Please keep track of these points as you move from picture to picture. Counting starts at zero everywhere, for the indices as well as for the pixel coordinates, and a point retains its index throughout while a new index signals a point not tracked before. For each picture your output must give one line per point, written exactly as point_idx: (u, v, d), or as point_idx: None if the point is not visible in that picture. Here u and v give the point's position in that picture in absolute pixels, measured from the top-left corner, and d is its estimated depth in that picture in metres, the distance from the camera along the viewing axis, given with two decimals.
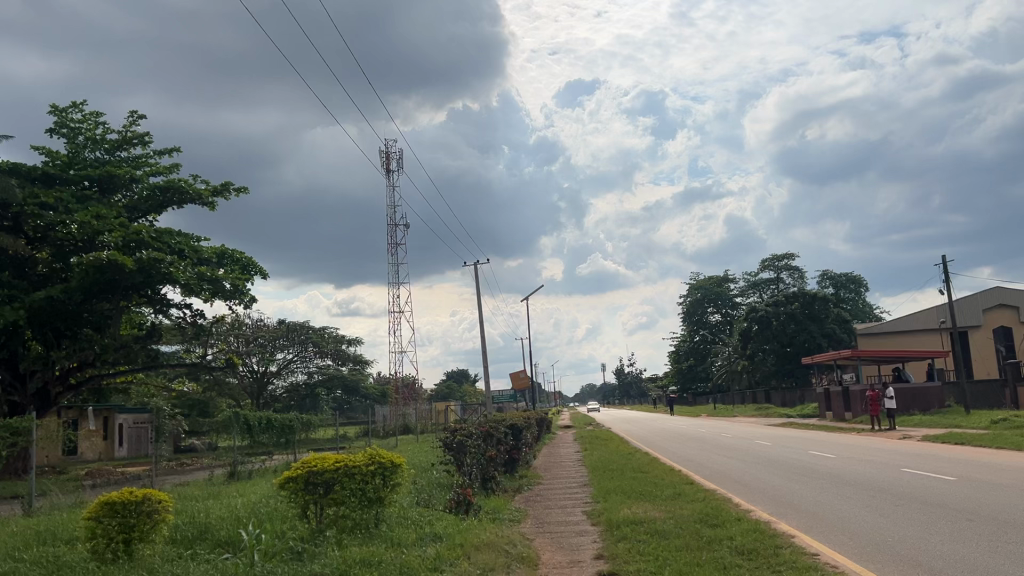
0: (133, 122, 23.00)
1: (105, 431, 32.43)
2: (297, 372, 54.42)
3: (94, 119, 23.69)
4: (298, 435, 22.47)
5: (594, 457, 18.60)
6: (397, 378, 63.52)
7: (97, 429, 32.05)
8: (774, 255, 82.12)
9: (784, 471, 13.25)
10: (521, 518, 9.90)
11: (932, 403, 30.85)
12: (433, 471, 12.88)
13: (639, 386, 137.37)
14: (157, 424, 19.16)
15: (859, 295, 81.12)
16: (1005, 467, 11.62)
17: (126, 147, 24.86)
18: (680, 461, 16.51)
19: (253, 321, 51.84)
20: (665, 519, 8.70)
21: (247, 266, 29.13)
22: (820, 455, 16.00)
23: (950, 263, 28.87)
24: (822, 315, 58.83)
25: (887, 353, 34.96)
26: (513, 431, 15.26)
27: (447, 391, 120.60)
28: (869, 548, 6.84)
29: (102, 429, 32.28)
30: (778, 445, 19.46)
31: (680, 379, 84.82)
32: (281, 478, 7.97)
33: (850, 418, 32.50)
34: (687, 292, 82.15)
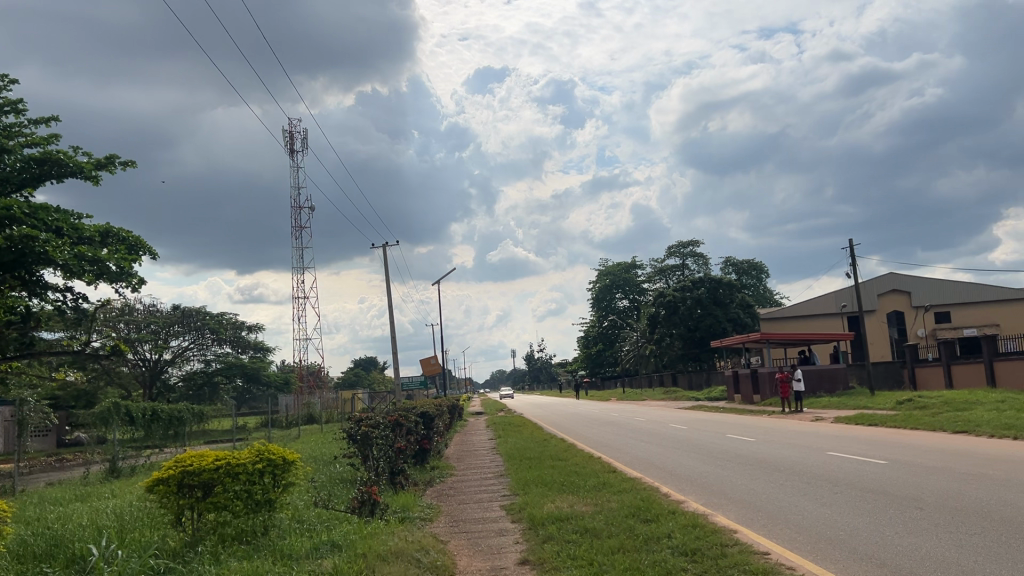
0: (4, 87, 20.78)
1: None
2: (194, 360, 51.96)
3: None
4: (190, 427, 20.73)
5: (509, 445, 17.79)
6: (302, 365, 61.39)
7: None
8: (680, 242, 83.39)
9: (708, 457, 12.71)
10: (432, 518, 8.90)
11: (838, 384, 31.38)
12: (335, 465, 11.76)
13: (549, 372, 138.11)
14: (23, 418, 17.25)
15: (762, 281, 83.32)
16: (932, 449, 11.33)
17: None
18: (599, 448, 15.85)
19: (144, 306, 48.67)
20: (593, 514, 7.89)
21: (136, 246, 27.09)
22: (740, 439, 15.62)
23: (855, 247, 29.36)
24: (728, 300, 59.94)
25: (794, 336, 35.51)
26: (425, 419, 14.24)
27: (355, 378, 118.63)
28: (821, 544, 6.16)
29: None
30: (696, 429, 19.05)
31: (589, 364, 85.34)
32: (148, 480, 6.72)
33: (758, 400, 32.81)
34: (596, 277, 82.62)
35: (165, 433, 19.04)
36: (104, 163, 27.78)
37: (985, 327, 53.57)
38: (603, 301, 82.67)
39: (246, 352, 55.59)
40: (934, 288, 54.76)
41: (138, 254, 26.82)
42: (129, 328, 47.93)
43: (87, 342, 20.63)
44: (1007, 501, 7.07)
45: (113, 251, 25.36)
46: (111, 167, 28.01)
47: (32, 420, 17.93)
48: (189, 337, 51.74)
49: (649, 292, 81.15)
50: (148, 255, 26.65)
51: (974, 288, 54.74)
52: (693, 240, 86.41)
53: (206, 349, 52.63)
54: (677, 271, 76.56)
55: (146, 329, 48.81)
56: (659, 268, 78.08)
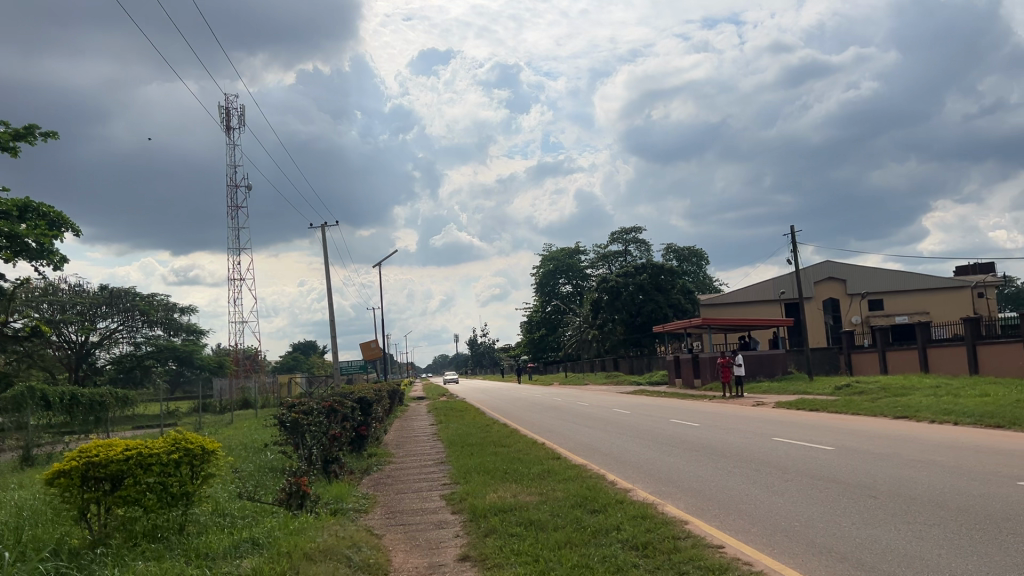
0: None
1: None
2: (122, 342, 50.18)
3: None
4: (113, 413, 19.74)
5: (449, 431, 17.34)
6: (238, 349, 59.83)
7: None
8: (623, 228, 83.81)
9: (653, 443, 12.46)
10: (367, 509, 8.40)
11: (777, 369, 31.76)
12: (265, 454, 11.14)
13: (492, 357, 137.99)
14: None
15: (702, 268, 84.37)
16: (876, 435, 11.26)
17: None
18: (542, 433, 15.51)
19: (70, 286, 46.65)
20: (537, 504, 7.51)
21: (58, 222, 25.75)
22: (685, 424, 15.46)
23: (796, 233, 29.66)
24: (668, 286, 60.45)
25: (734, 322, 35.81)
26: (362, 405, 13.68)
27: (294, 362, 116.69)
28: (777, 536, 5.87)
29: None
30: (639, 414, 18.88)
31: (531, 349, 85.36)
32: (47, 473, 6.04)
33: (699, 385, 33.02)
34: (540, 262, 82.51)
35: (86, 419, 18.03)
36: (22, 134, 26.32)
37: (916, 313, 55.08)
38: (546, 286, 82.67)
39: (179, 335, 54.02)
40: (868, 276, 56.08)
41: (59, 230, 25.51)
42: (53, 309, 45.85)
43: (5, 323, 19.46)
44: (960, 488, 6.89)
45: (32, 228, 23.96)
46: (31, 137, 26.57)
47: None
48: (118, 319, 49.89)
49: (592, 278, 81.43)
50: (71, 232, 25.37)
51: (906, 276, 56.22)
52: (636, 227, 86.95)
53: (136, 331, 50.90)
54: (619, 257, 76.93)
55: (72, 311, 46.76)
56: (602, 254, 78.38)
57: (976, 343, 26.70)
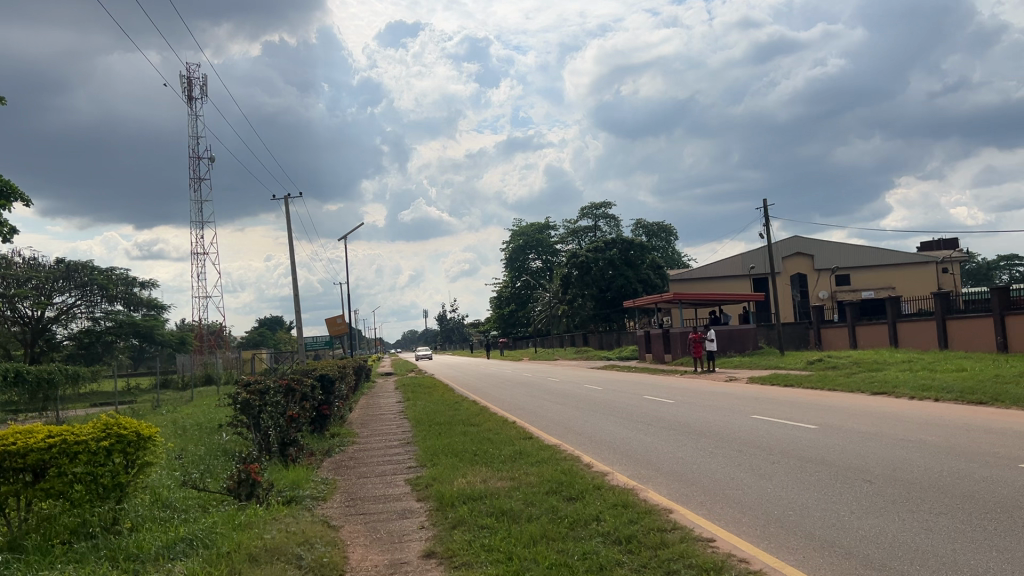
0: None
1: None
2: (80, 318, 48.72)
3: None
4: (62, 392, 18.77)
5: (416, 409, 16.74)
6: (201, 324, 58.50)
7: None
8: (592, 203, 83.31)
9: (629, 421, 11.98)
10: (325, 497, 7.80)
11: (747, 344, 31.58)
12: (220, 436, 10.47)
13: (461, 333, 137.39)
14: None
15: (671, 243, 84.32)
16: (859, 413, 10.89)
17: None
18: (512, 411, 14.99)
19: (24, 259, 45.05)
20: (509, 490, 6.96)
21: (5, 190, 24.48)
22: (659, 401, 15.02)
23: (768, 208, 29.38)
24: (638, 262, 60.17)
25: (705, 297, 35.55)
26: (323, 383, 13.02)
27: (260, 338, 115.32)
28: (772, 529, 5.37)
29: None
30: (612, 390, 18.42)
31: (500, 325, 84.82)
32: None
33: (669, 360, 32.76)
34: (509, 238, 81.81)
35: (33, 398, 17.07)
36: None
37: (882, 289, 55.49)
38: (516, 261, 82.07)
39: (139, 310, 52.69)
40: (836, 251, 56.28)
41: (6, 200, 24.29)
42: (7, 283, 44.21)
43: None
44: (959, 472, 6.48)
45: None
46: None
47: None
48: (75, 293, 48.38)
49: (561, 253, 80.98)
50: (20, 202, 24.16)
51: (872, 252, 56.51)
52: (605, 202, 86.56)
53: (95, 306, 49.44)
54: (589, 232, 76.55)
55: (26, 285, 45.14)
56: (572, 229, 77.94)
57: (946, 318, 26.64)
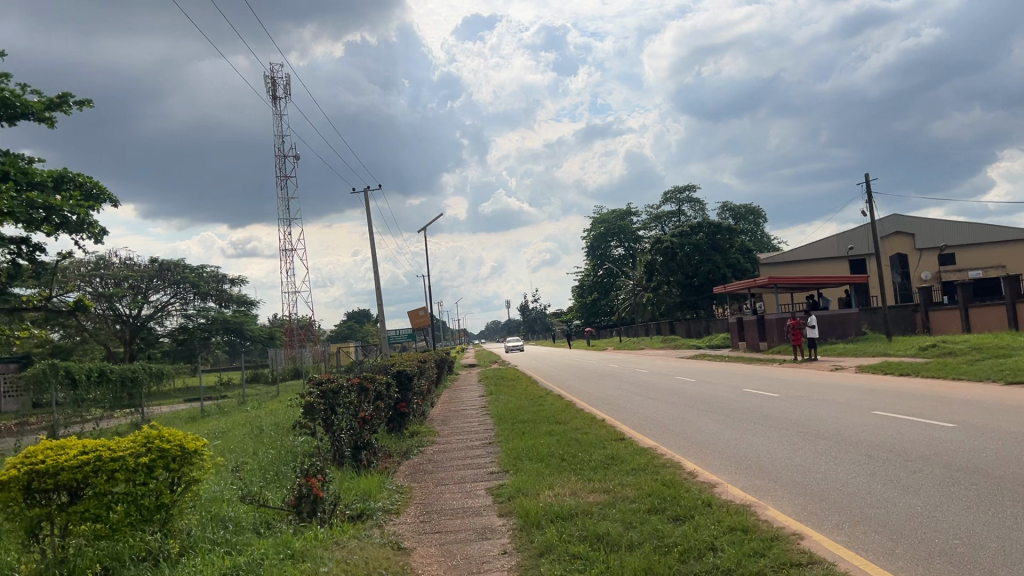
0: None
1: None
2: (175, 315, 50.08)
3: None
4: (148, 390, 18.81)
5: (499, 403, 15.95)
6: (290, 319, 59.53)
7: None
8: (676, 187, 81.10)
9: (731, 419, 10.92)
10: (397, 510, 7.06)
11: (849, 330, 29.71)
12: (293, 439, 9.90)
13: (544, 322, 136.66)
14: None
15: (759, 226, 81.44)
16: (1000, 407, 9.55)
17: None
18: (600, 406, 14.06)
19: (121, 259, 46.51)
20: (604, 507, 6.06)
21: (94, 192, 24.85)
22: (760, 395, 13.81)
23: (871, 184, 27.48)
24: (726, 246, 58.08)
25: (802, 281, 33.67)
26: (400, 379, 12.37)
27: (348, 331, 117.54)
28: (935, 566, 4.31)
29: None
30: (706, 382, 17.29)
31: (583, 314, 83.58)
32: None
33: (765, 347, 31.13)
34: (590, 226, 81.13)
35: (120, 396, 17.12)
36: (58, 103, 25.54)
37: (991, 268, 51.89)
38: (597, 250, 80.91)
39: (230, 307, 53.89)
40: (939, 229, 52.98)
41: (95, 200, 24.64)
42: (106, 283, 45.76)
43: (44, 299, 18.66)
44: None
45: (67, 197, 22.92)
46: (65, 106, 25.70)
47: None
48: (169, 291, 49.69)
49: (644, 239, 79.19)
50: (108, 202, 24.49)
51: (979, 229, 52.94)
52: (689, 185, 84.25)
53: (188, 303, 50.71)
54: (674, 217, 74.63)
55: (123, 284, 46.54)
56: (655, 214, 76.15)
57: None
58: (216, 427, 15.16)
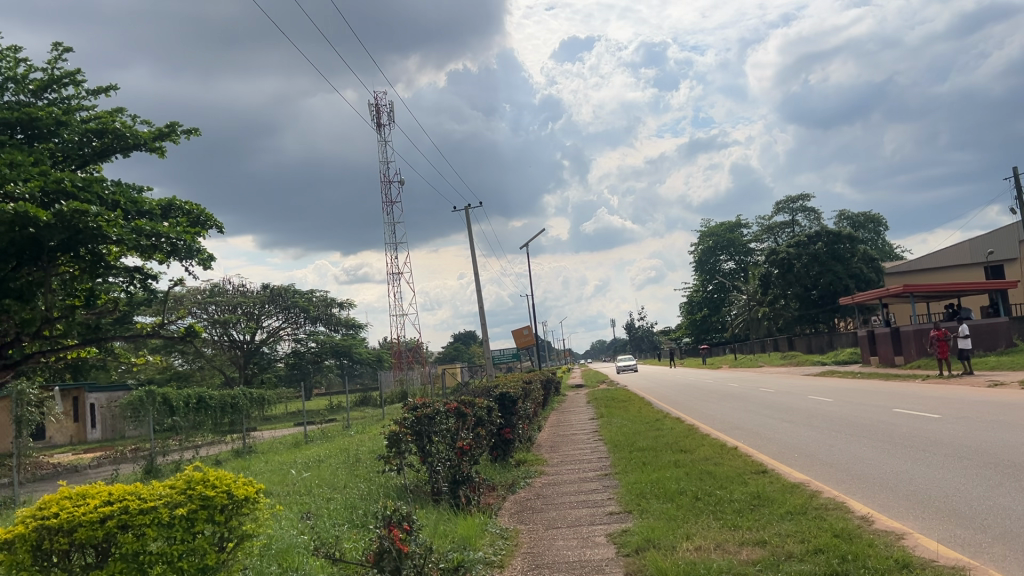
0: (58, 55, 20.58)
1: (75, 413, 31.31)
2: (286, 339, 50.86)
3: (13, 53, 20.49)
4: (249, 416, 18.35)
5: (611, 428, 14.56)
6: (397, 341, 59.74)
7: (67, 411, 30.94)
8: (788, 197, 77.52)
9: (892, 446, 9.26)
10: (500, 562, 5.87)
11: (999, 341, 26.71)
12: (389, 477, 8.81)
13: (651, 340, 133.31)
14: (22, 413, 14.71)
15: (880, 234, 76.90)
16: None
17: (53, 87, 22.28)
18: (728, 431, 12.49)
19: (234, 286, 47.70)
20: (762, 569, 4.70)
21: (201, 219, 25.13)
22: (913, 416, 11.98)
23: (1020, 178, 24.74)
24: (848, 255, 54.60)
25: (939, 288, 30.75)
26: (504, 404, 11.24)
27: (456, 352, 118.33)
28: None
29: (71, 411, 31.17)
30: (845, 402, 15.40)
31: (693, 331, 80.72)
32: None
33: (901, 362, 28.51)
34: (698, 239, 78.50)
35: (219, 422, 16.62)
36: (166, 132, 26.04)
37: None
38: (706, 264, 78.21)
39: (339, 330, 54.43)
40: None
41: (202, 227, 24.84)
42: (220, 310, 46.96)
43: (156, 324, 18.37)
44: None
45: (174, 224, 23.08)
46: (173, 135, 26.22)
47: (29, 413, 14.64)
48: (281, 316, 50.56)
49: (756, 252, 75.95)
50: (214, 228, 24.63)
51: None
52: (803, 194, 80.57)
53: (299, 327, 51.47)
54: (787, 227, 71.29)
55: (236, 310, 47.66)
56: (767, 226, 73.07)
57: None
58: (313, 454, 14.37)
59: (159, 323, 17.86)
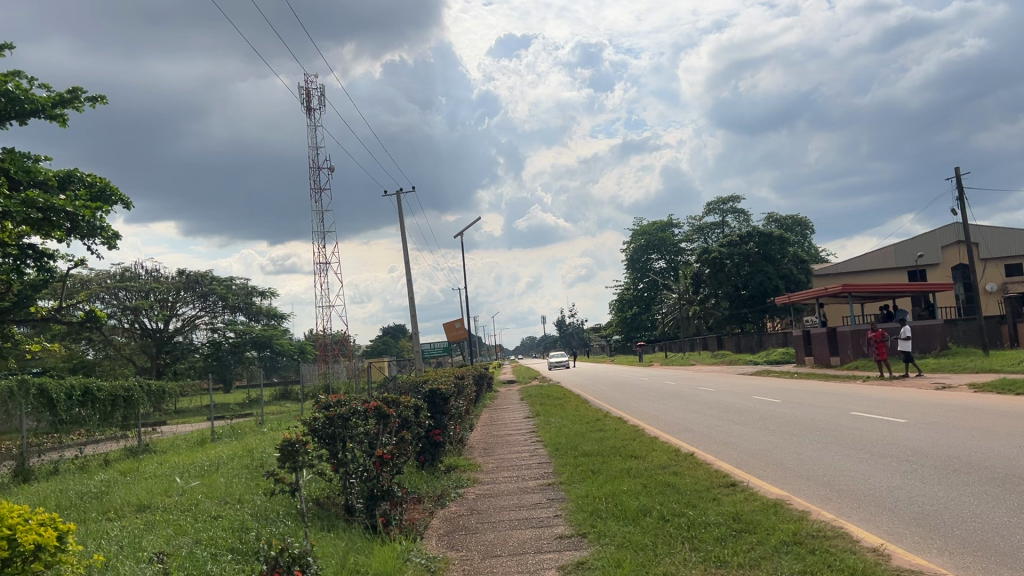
0: None
1: None
2: (201, 329, 48.19)
3: None
4: (145, 410, 16.51)
5: (549, 429, 13.39)
6: (323, 333, 57.59)
7: None
8: (719, 198, 77.95)
9: (870, 457, 8.24)
10: None
11: (934, 343, 26.58)
12: (292, 497, 7.33)
13: (580, 338, 133.42)
14: None
15: (807, 237, 78.03)
16: None
17: None
18: (681, 435, 11.38)
19: (145, 271, 44.97)
20: None
21: (104, 193, 23.09)
22: (877, 420, 11.08)
23: (962, 179, 24.49)
24: (779, 256, 54.79)
25: (876, 289, 30.49)
26: (434, 403, 9.92)
27: (383, 346, 116.37)
28: None
29: None
30: (796, 403, 14.50)
31: (623, 329, 80.46)
32: None
33: (837, 363, 28.07)
34: (630, 238, 78.38)
35: (109, 417, 14.82)
36: (68, 99, 23.76)
37: None
38: (638, 262, 78.05)
39: (259, 320, 52.03)
40: (1001, 238, 49.93)
41: (105, 201, 22.79)
42: (130, 295, 44.22)
43: (48, 310, 16.21)
44: None
45: (73, 197, 20.99)
46: (76, 102, 23.98)
47: None
48: (197, 304, 47.92)
49: (686, 251, 76.16)
50: (119, 203, 22.60)
51: None
52: (733, 196, 81.25)
53: (216, 317, 48.79)
54: (717, 228, 71.62)
55: (148, 296, 44.92)
56: (698, 226, 73.30)
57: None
58: (211, 457, 12.75)
59: (50, 309, 15.77)
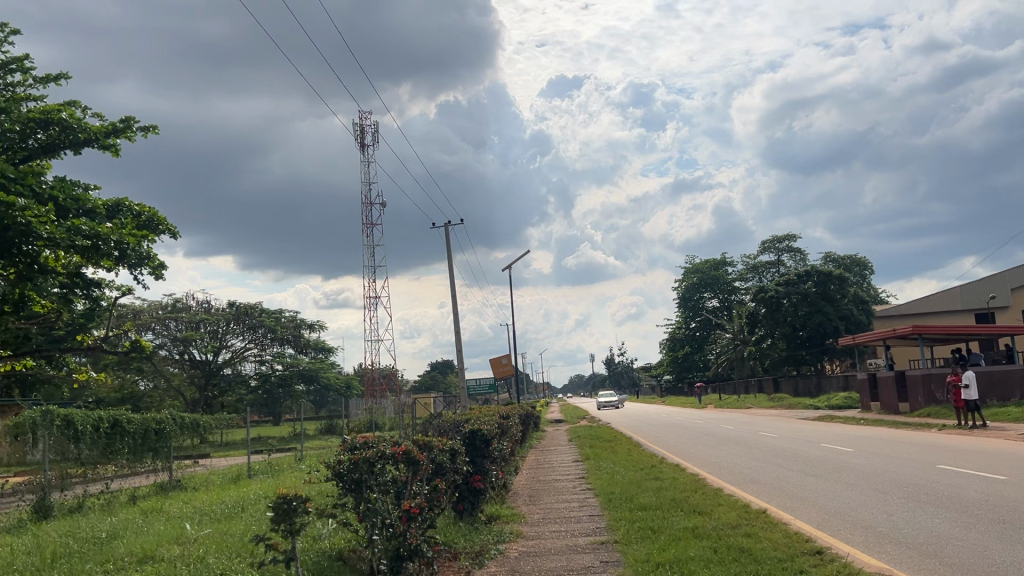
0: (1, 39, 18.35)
1: None
2: (249, 361, 48.06)
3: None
4: (178, 444, 15.86)
5: (601, 475, 12.35)
6: (370, 367, 57.17)
7: None
8: (774, 237, 76.20)
9: (978, 521, 7.05)
10: None
11: (1014, 391, 24.74)
12: (312, 551, 6.47)
13: (631, 377, 131.38)
14: None
15: (866, 278, 75.58)
16: None
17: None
18: (747, 487, 10.27)
19: (196, 302, 45.17)
20: None
21: (151, 223, 22.86)
22: (972, 476, 9.82)
23: None
24: (839, 296, 52.79)
25: (948, 332, 28.76)
26: (474, 445, 9.02)
27: (431, 382, 115.86)
28: None
29: None
30: (872, 454, 13.21)
31: (675, 369, 78.52)
32: None
33: (907, 410, 26.37)
34: (682, 276, 76.92)
35: (139, 452, 14.20)
36: (120, 129, 23.73)
37: None
38: (690, 301, 76.36)
39: (307, 353, 51.78)
40: None
41: (152, 231, 22.53)
42: (180, 326, 44.47)
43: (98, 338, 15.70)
44: None
45: (120, 225, 20.77)
46: (128, 132, 23.93)
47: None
48: (246, 336, 47.87)
49: (741, 290, 74.35)
50: (166, 233, 22.37)
51: None
52: (790, 234, 79.27)
53: (264, 349, 48.63)
54: (773, 267, 69.77)
55: (198, 327, 45.04)
56: (753, 265, 71.58)
57: None
58: (238, 498, 11.97)
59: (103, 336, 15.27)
